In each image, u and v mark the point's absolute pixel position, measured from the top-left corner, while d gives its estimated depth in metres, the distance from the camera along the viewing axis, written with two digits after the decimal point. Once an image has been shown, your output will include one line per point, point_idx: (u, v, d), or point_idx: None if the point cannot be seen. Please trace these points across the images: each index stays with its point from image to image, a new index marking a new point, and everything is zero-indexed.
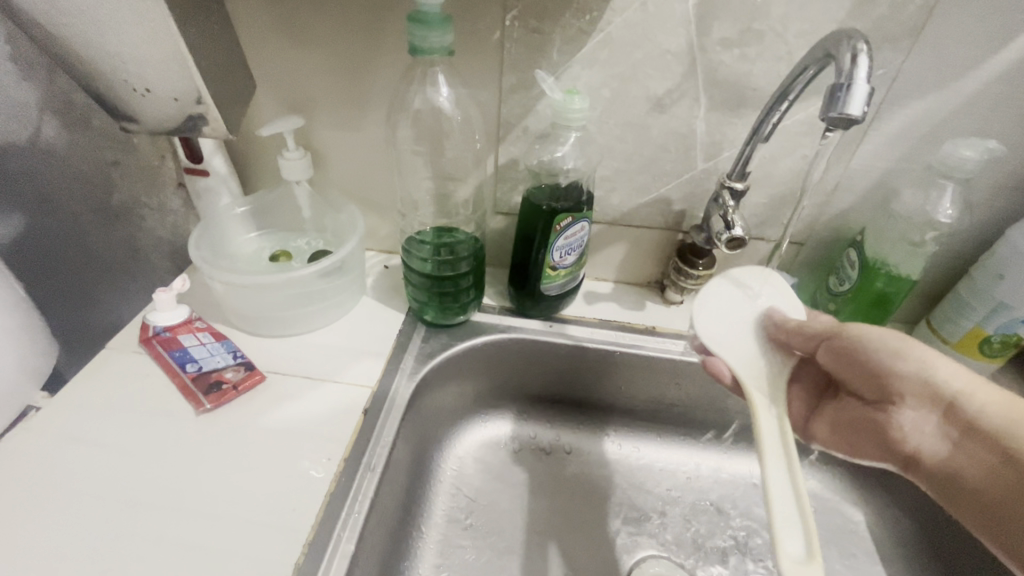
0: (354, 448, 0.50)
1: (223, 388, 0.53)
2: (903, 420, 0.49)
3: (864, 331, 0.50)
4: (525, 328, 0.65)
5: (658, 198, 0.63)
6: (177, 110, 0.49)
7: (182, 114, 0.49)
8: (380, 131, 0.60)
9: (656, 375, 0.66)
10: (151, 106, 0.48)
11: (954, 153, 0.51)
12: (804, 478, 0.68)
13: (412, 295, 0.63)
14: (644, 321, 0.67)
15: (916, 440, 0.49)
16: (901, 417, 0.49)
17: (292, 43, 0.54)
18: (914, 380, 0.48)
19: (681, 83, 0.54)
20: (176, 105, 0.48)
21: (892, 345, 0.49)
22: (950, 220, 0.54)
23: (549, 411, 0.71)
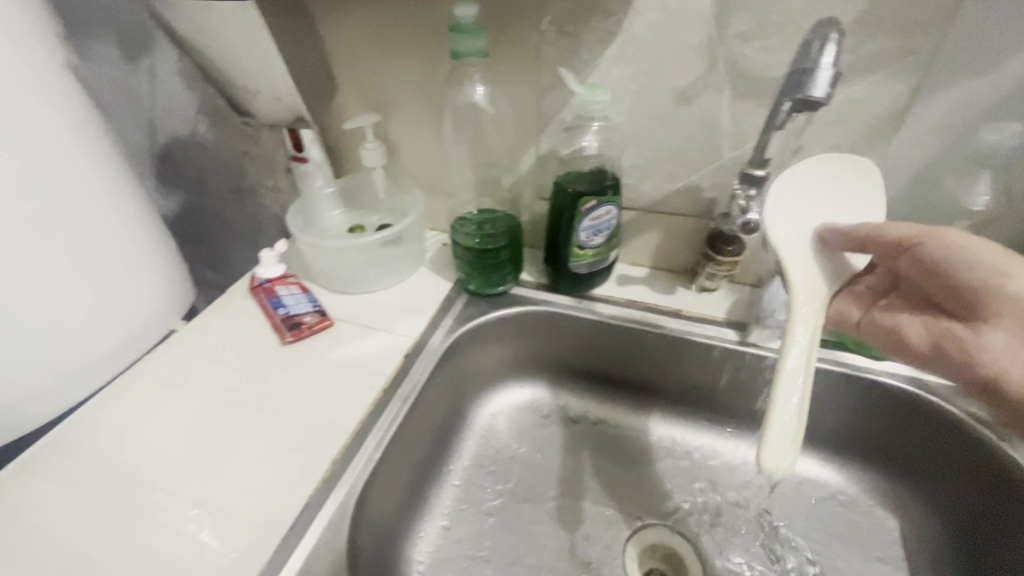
0: (392, 383, 0.60)
1: (302, 327, 0.67)
2: (985, 338, 0.48)
3: (965, 244, 0.49)
4: (556, 303, 0.71)
5: (688, 186, 0.66)
6: (281, 105, 0.64)
7: (285, 109, 0.64)
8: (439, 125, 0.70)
9: (680, 356, 0.68)
10: (265, 102, 0.64)
11: (982, 140, 0.52)
12: (836, 477, 0.66)
13: (459, 267, 0.72)
14: (672, 304, 0.70)
15: (1002, 360, 0.46)
16: (986, 335, 0.47)
17: (372, 53, 0.67)
18: (1010, 301, 0.46)
19: (703, 76, 0.57)
20: (280, 102, 0.63)
21: (989, 263, 0.48)
22: (987, 206, 0.55)
23: (580, 384, 0.76)
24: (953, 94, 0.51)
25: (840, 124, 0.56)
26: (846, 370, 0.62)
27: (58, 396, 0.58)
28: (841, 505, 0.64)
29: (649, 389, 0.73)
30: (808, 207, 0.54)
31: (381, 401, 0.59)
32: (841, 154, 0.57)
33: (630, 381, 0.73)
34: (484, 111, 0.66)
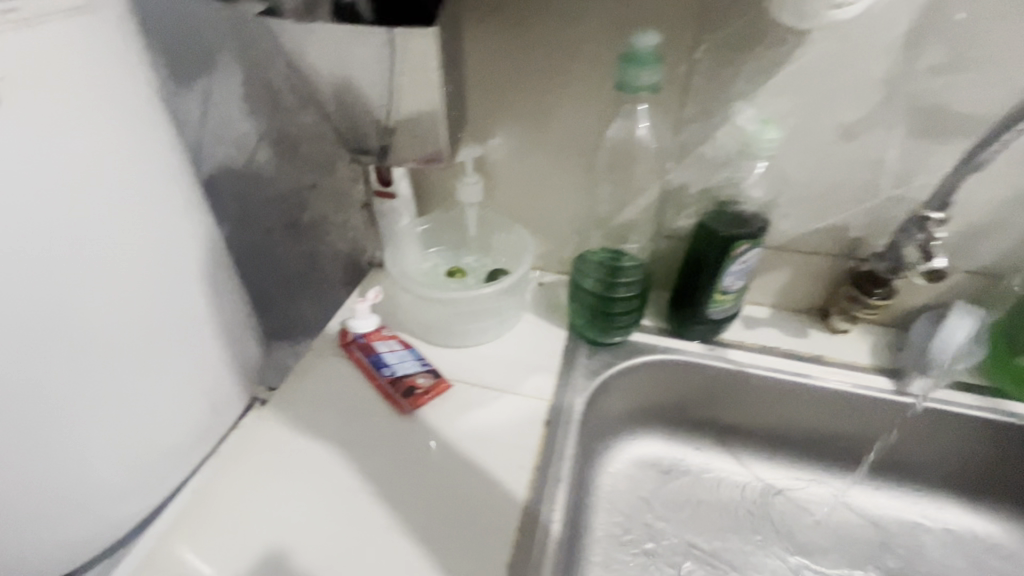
0: (542, 459, 0.53)
1: (417, 393, 0.58)
2: None
3: None
4: (686, 351, 0.65)
5: (835, 225, 0.61)
6: None
7: None
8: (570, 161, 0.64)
9: (823, 407, 0.64)
10: None
11: None
12: (987, 526, 0.63)
13: (577, 314, 0.65)
14: (809, 349, 0.65)
15: None
16: None
17: (501, 79, 0.59)
18: None
19: (875, 111, 0.53)
20: None
21: None
22: None
23: (702, 436, 0.70)
24: None
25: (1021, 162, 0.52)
26: (1012, 420, 0.59)
27: (128, 476, 0.48)
28: (999, 557, 0.61)
29: (782, 440, 0.68)
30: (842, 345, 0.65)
31: (536, 484, 0.51)
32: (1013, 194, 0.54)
33: (761, 432, 0.68)
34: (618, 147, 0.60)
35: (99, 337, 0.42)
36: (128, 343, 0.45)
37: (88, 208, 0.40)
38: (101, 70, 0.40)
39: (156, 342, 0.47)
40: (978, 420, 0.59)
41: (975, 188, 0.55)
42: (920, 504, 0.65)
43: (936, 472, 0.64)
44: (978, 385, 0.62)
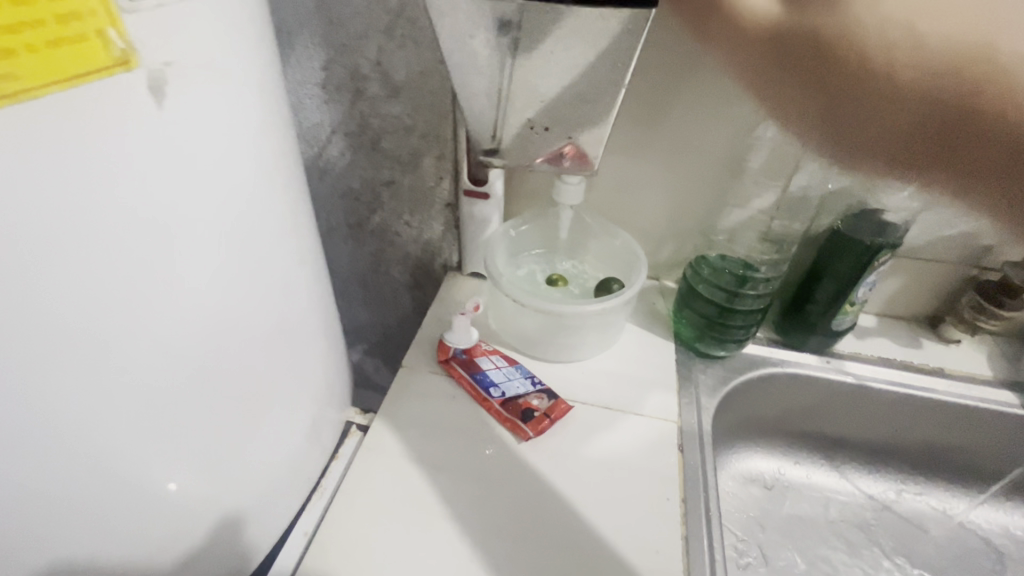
0: (688, 487, 0.49)
1: (537, 415, 0.53)
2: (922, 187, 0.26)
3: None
4: (803, 363, 0.62)
5: (965, 233, 0.58)
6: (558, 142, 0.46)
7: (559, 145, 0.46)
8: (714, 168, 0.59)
9: (944, 421, 0.62)
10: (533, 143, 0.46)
11: None
12: None
13: (691, 325, 0.61)
14: (925, 360, 0.63)
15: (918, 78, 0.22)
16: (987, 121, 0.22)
17: (659, 79, 0.54)
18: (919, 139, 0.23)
19: None
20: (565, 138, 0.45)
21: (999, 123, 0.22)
22: None
23: (809, 448, 0.68)
24: None
25: None
26: None
27: (218, 528, 0.40)
28: None
29: (893, 452, 0.66)
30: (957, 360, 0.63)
31: (689, 516, 0.47)
32: None
33: (870, 444, 0.66)
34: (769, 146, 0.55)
35: (202, 377, 0.34)
36: (230, 383, 0.36)
37: (213, 224, 0.32)
38: (242, 53, 0.31)
39: (259, 377, 0.39)
40: None
41: None
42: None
43: None
44: None
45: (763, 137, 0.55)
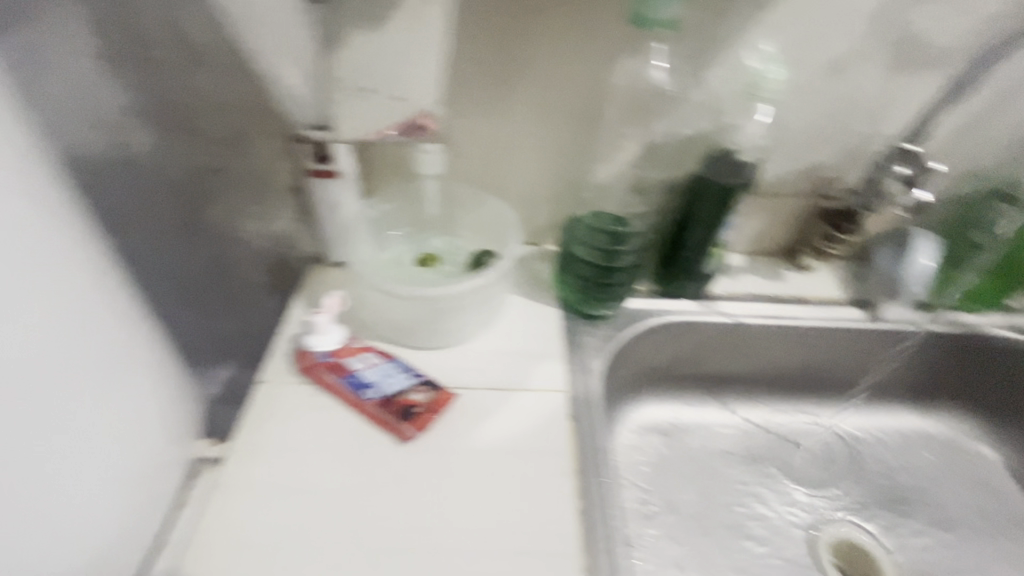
0: (581, 457, 0.47)
1: (417, 412, 0.48)
2: None
3: None
4: (682, 312, 0.63)
5: (811, 166, 0.61)
6: None
7: None
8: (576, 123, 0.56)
9: (808, 345, 0.66)
10: None
11: None
12: (933, 423, 0.71)
13: (572, 288, 0.60)
14: (788, 291, 0.67)
15: None
16: None
17: (500, 26, 0.50)
18: None
19: (860, 46, 0.52)
20: None
21: None
22: None
23: (697, 389, 0.70)
24: None
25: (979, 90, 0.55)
26: (964, 329, 0.65)
27: None
28: (948, 450, 0.70)
29: (769, 380, 0.70)
30: (814, 286, 0.67)
31: (584, 487, 0.45)
32: None
33: (749, 376, 0.70)
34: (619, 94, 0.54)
35: None
36: None
37: None
38: None
39: None
40: (937, 334, 0.65)
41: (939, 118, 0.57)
42: (884, 417, 0.71)
43: (897, 387, 0.71)
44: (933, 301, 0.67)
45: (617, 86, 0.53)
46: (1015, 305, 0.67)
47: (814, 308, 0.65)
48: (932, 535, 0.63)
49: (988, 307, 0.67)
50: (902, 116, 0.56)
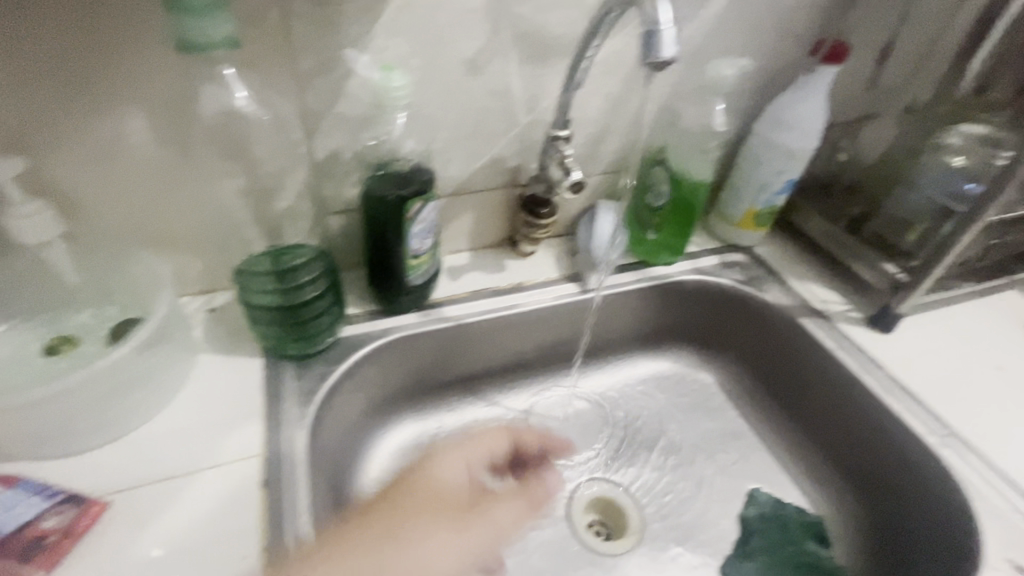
0: (270, 527, 0.43)
1: (49, 541, 0.40)
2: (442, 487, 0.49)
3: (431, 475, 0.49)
4: (401, 326, 0.61)
5: (492, 159, 0.63)
6: None
7: None
8: (188, 158, 0.49)
9: (538, 326, 0.69)
10: None
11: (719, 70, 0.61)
12: (665, 363, 0.80)
13: (266, 335, 0.53)
14: (508, 280, 0.69)
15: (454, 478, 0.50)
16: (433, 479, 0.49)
17: (27, 45, 0.40)
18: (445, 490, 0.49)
19: (489, 42, 0.53)
20: None
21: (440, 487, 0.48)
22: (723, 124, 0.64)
23: (448, 393, 0.70)
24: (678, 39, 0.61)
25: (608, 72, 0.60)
26: (656, 281, 0.73)
27: None
28: (680, 384, 0.79)
29: (515, 366, 0.72)
30: (535, 268, 0.71)
31: (271, 564, 0.41)
32: (611, 102, 0.63)
33: (495, 368, 0.71)
34: (231, 119, 0.47)
35: None
36: None
37: None
38: None
39: None
40: (637, 290, 0.73)
41: (586, 100, 0.62)
42: (625, 369, 0.79)
43: (628, 340, 0.78)
44: (633, 261, 0.74)
45: (204, 113, 0.46)
46: (695, 249, 0.78)
47: (536, 291, 0.68)
48: (668, 464, 0.70)
49: (677, 256, 0.76)
50: (553, 102, 0.59)
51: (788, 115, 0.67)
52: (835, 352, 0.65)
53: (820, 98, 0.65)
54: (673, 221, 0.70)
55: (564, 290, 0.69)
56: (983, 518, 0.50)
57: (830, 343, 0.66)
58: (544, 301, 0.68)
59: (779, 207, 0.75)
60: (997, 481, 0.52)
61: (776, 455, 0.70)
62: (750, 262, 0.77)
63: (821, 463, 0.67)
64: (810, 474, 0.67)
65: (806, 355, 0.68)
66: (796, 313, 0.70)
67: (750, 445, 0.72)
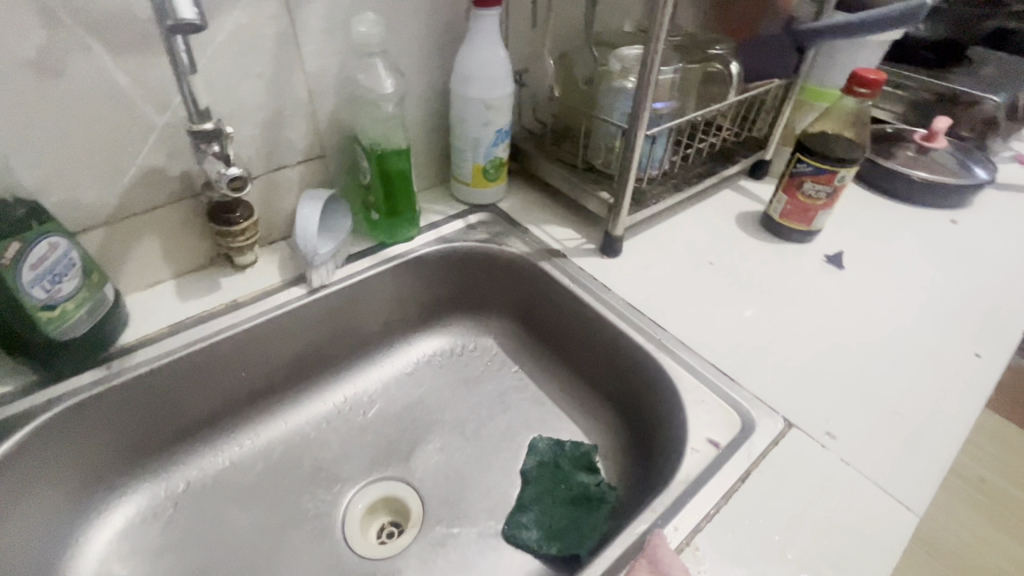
0: None
1: None
2: None
3: None
4: (77, 390, 0.53)
5: (144, 171, 0.54)
6: None
7: None
8: None
9: (271, 343, 0.64)
10: None
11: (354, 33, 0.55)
12: (442, 338, 0.78)
13: None
14: (223, 299, 0.62)
15: None
16: None
17: None
18: None
19: (52, 37, 0.44)
20: None
21: None
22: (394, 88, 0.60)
23: (190, 437, 0.62)
24: (316, 4, 0.56)
25: (245, 50, 0.54)
26: (395, 260, 0.70)
27: None
28: (460, 354, 0.77)
29: (265, 386, 0.66)
30: (256, 277, 0.64)
31: None
32: (269, 83, 0.57)
33: (238, 397, 0.64)
34: None
35: None
36: None
37: None
38: None
39: None
40: (378, 275, 0.69)
41: (236, 85, 0.56)
42: (402, 356, 0.76)
43: (394, 326, 0.75)
44: (369, 246, 0.70)
45: None
46: (436, 218, 0.76)
47: (254, 305, 0.62)
48: (450, 438, 0.69)
49: (417, 230, 0.73)
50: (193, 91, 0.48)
51: (469, 67, 0.65)
52: (570, 288, 0.67)
53: (495, 43, 0.65)
54: (390, 194, 0.67)
55: (288, 296, 0.63)
56: (686, 405, 0.54)
57: (565, 280, 0.68)
58: (266, 313, 0.62)
59: (503, 158, 0.74)
60: (699, 368, 0.56)
61: (552, 398, 0.72)
62: (492, 219, 0.77)
63: (586, 394, 0.69)
64: (579, 408, 0.70)
65: (552, 298, 0.70)
66: (535, 259, 0.71)
67: (529, 396, 0.72)
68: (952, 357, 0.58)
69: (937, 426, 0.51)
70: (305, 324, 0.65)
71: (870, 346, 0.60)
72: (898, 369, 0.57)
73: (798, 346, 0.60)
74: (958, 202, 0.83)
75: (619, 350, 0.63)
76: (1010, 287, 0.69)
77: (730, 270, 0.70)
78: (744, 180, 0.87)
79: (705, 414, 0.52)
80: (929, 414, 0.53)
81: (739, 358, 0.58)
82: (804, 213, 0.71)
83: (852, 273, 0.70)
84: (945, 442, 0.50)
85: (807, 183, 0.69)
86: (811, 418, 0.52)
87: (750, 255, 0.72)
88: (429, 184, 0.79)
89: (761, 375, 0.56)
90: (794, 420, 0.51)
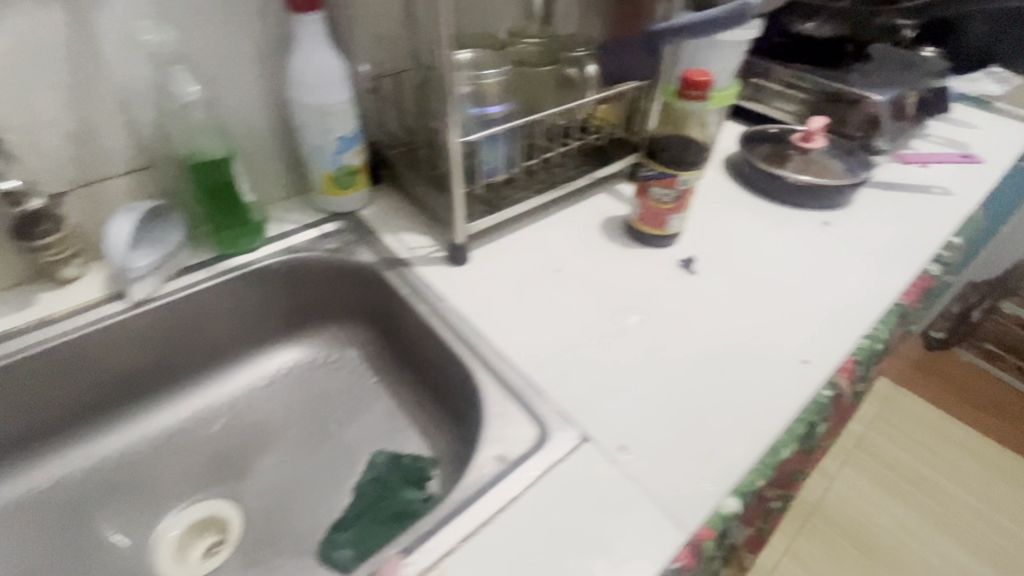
0: None
1: None
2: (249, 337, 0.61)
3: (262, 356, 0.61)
4: None
5: None
6: None
7: None
8: None
9: (93, 360, 0.62)
10: None
11: None
12: (302, 349, 0.76)
13: None
14: (38, 315, 0.60)
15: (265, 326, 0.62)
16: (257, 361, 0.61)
17: None
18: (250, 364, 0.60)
19: None
20: None
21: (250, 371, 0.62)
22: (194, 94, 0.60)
23: (8, 457, 0.61)
24: (109, 12, 0.54)
25: (30, 61, 0.53)
26: (235, 271, 0.68)
27: None
28: (319, 365, 0.76)
29: (95, 402, 0.65)
30: (79, 292, 0.63)
31: None
32: (69, 94, 0.56)
33: (61, 415, 0.63)
34: None
35: None
36: None
37: None
38: None
39: None
40: (215, 287, 0.67)
41: (26, 97, 0.54)
42: (257, 368, 0.74)
43: (246, 338, 0.73)
44: (209, 257, 0.69)
45: None
46: (289, 227, 0.74)
47: (69, 321, 0.60)
48: (292, 453, 0.67)
49: (263, 241, 0.71)
50: None
51: (296, 73, 0.64)
52: (409, 298, 0.65)
53: (322, 48, 0.63)
54: (220, 204, 0.65)
55: (109, 311, 0.62)
56: (488, 420, 0.52)
57: (404, 290, 0.66)
58: (82, 328, 0.60)
59: (355, 165, 0.73)
60: (512, 380, 0.55)
61: (403, 410, 0.70)
62: (348, 228, 0.75)
63: (431, 406, 0.67)
64: (426, 420, 0.68)
65: (396, 309, 0.68)
66: (381, 269, 0.69)
67: (381, 408, 0.71)
68: (778, 365, 0.57)
69: (740, 439, 0.50)
70: (132, 339, 0.64)
71: (696, 353, 0.58)
72: (719, 380, 0.55)
73: (623, 354, 0.58)
74: (833, 204, 0.82)
75: (449, 362, 0.61)
76: (861, 292, 0.68)
77: (578, 276, 0.68)
78: (623, 183, 0.85)
79: (503, 429, 0.51)
80: (733, 426, 0.51)
81: (557, 368, 0.56)
82: (655, 218, 0.70)
83: (703, 278, 0.68)
84: (739, 456, 0.49)
85: (653, 188, 0.67)
86: (608, 431, 0.50)
87: (604, 260, 0.71)
88: (289, 193, 0.77)
89: (574, 387, 0.54)
90: (590, 434, 0.50)
